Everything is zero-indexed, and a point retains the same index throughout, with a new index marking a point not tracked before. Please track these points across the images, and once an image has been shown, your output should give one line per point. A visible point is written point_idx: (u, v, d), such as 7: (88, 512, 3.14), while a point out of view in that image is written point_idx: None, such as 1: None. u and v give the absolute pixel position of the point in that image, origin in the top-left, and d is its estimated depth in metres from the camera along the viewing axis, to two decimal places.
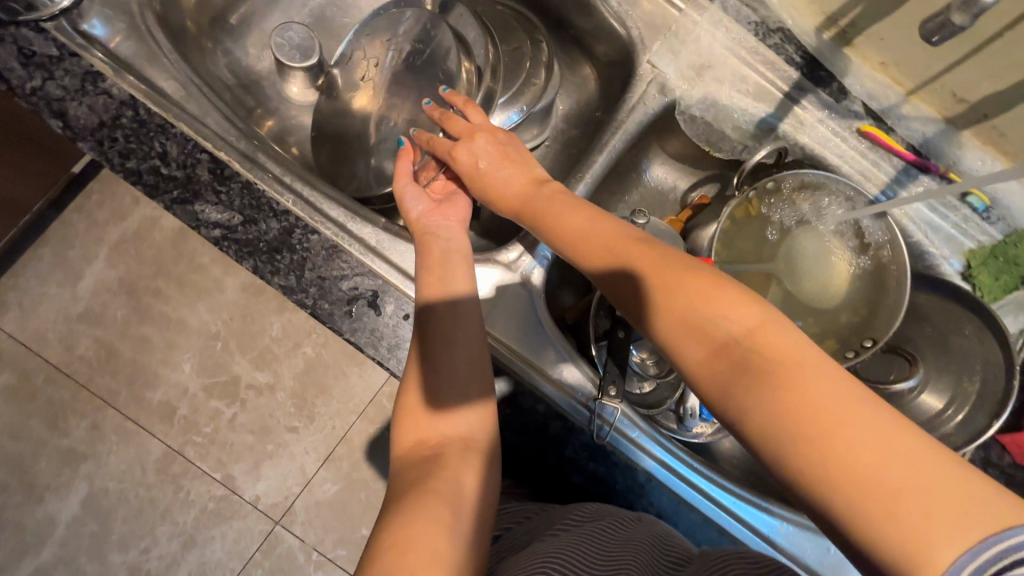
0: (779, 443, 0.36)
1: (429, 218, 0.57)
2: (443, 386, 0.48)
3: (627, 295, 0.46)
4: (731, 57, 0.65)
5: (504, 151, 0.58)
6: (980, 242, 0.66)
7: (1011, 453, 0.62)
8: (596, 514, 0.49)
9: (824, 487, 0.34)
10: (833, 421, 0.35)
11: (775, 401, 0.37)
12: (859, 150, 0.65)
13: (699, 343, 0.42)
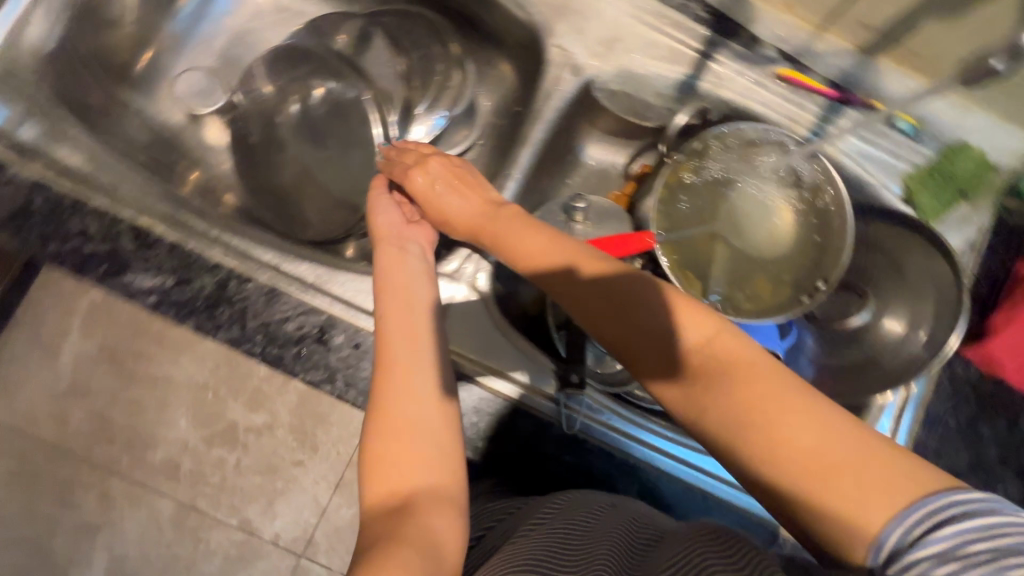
0: (731, 439, 0.37)
1: (392, 243, 0.55)
2: (409, 428, 0.44)
3: (587, 307, 0.45)
4: (636, 25, 0.64)
5: (458, 174, 0.57)
6: (915, 163, 0.66)
7: (976, 364, 0.64)
8: (569, 504, 0.49)
9: (775, 473, 0.35)
10: (778, 417, 0.36)
11: (726, 398, 0.38)
12: (781, 95, 0.65)
13: (652, 348, 0.42)
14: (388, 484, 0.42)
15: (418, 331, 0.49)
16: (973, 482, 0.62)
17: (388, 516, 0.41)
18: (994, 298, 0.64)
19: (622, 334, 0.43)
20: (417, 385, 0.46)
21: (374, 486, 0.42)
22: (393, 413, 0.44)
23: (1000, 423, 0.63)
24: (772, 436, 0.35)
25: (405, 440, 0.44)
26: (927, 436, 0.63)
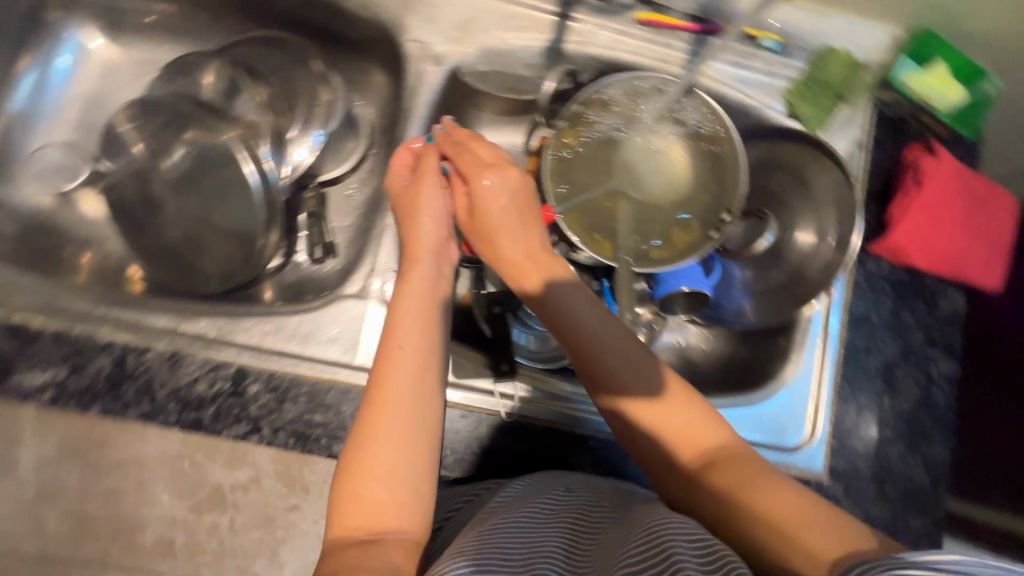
0: (720, 506, 0.43)
1: (426, 267, 0.50)
2: (397, 464, 0.40)
3: (620, 382, 0.47)
4: (486, 1, 0.63)
5: (525, 193, 0.52)
6: (791, 78, 0.67)
7: (885, 258, 0.65)
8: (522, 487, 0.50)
9: (751, 535, 0.41)
10: (763, 490, 0.42)
11: (717, 477, 0.44)
12: (646, 39, 0.65)
13: (664, 434, 0.47)
14: (357, 521, 0.39)
15: (415, 368, 0.43)
16: (906, 369, 0.64)
17: (351, 553, 0.38)
18: (890, 190, 0.66)
19: (642, 412, 0.47)
20: (397, 422, 0.42)
21: (341, 522, 0.40)
22: (371, 447, 0.41)
23: (921, 308, 0.65)
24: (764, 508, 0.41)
25: (382, 479, 0.40)
26: (854, 337, 0.64)
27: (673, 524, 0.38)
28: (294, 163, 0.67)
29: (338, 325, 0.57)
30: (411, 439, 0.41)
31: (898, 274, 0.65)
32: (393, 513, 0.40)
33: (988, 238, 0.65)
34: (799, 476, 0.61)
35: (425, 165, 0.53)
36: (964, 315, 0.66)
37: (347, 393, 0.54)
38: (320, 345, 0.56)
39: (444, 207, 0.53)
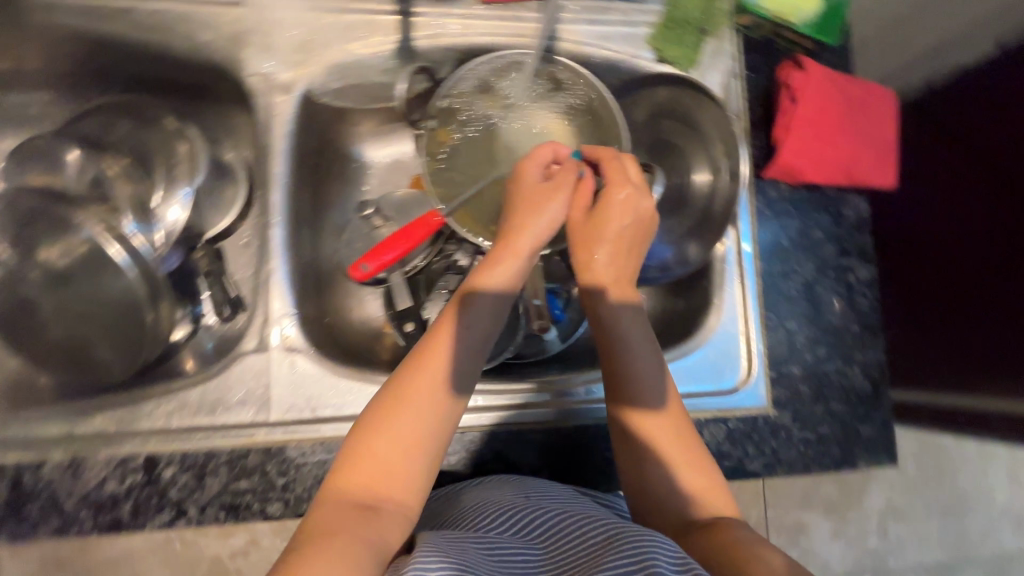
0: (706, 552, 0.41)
1: (520, 265, 0.49)
2: (414, 445, 0.43)
3: (644, 424, 0.50)
4: (319, 16, 0.60)
5: (632, 235, 0.52)
6: (652, 23, 0.66)
7: (783, 180, 0.65)
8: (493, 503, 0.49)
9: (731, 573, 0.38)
10: (754, 551, 0.40)
11: (714, 531, 0.43)
12: (496, 18, 0.63)
13: (668, 490, 0.48)
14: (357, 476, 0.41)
15: (456, 374, 0.45)
16: (825, 284, 0.65)
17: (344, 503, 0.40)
18: (772, 113, 0.65)
19: (651, 452, 0.49)
20: (427, 413, 0.44)
21: (344, 478, 0.41)
22: (393, 416, 0.43)
23: (826, 221, 0.65)
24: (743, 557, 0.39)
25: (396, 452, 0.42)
26: (769, 266, 0.64)
27: (654, 537, 0.38)
28: (167, 226, 0.62)
29: (245, 385, 0.55)
30: (435, 422, 0.44)
31: (799, 194, 0.65)
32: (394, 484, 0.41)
33: (875, 138, 0.65)
34: (744, 417, 0.61)
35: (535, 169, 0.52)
36: (868, 217, 0.66)
37: (268, 453, 0.52)
38: (231, 411, 0.54)
39: (568, 203, 0.51)
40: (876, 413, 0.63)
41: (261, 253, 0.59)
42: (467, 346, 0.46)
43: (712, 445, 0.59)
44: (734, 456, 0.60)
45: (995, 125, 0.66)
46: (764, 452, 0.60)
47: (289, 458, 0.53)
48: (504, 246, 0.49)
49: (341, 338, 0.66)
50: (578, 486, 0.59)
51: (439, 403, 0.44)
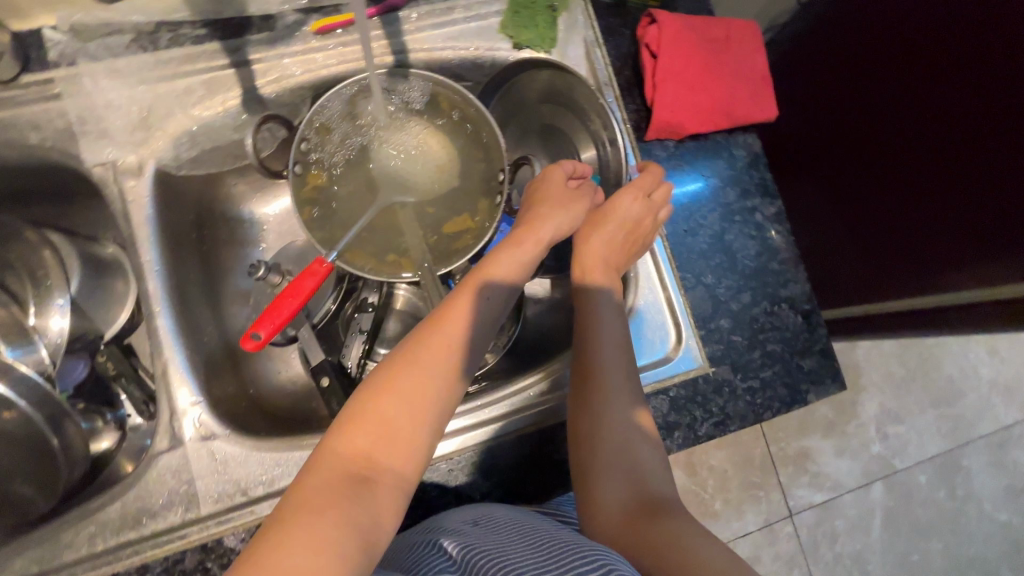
0: (646, 554, 0.41)
1: (523, 253, 0.53)
2: (421, 421, 0.42)
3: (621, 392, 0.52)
4: (150, 88, 0.56)
5: (631, 233, 0.58)
6: (500, 11, 0.63)
7: (667, 138, 0.64)
8: (430, 529, 0.49)
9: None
10: (691, 538, 0.41)
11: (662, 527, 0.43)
12: (334, 46, 0.60)
13: (621, 470, 0.48)
14: (361, 441, 0.40)
15: (462, 356, 0.46)
16: (735, 230, 0.64)
17: (344, 472, 0.39)
18: (640, 74, 0.64)
19: (616, 423, 0.50)
20: (436, 393, 0.43)
21: (349, 439, 0.40)
22: (403, 387, 0.42)
23: (722, 166, 0.65)
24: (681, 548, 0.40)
25: (404, 424, 0.41)
26: (675, 227, 0.63)
27: (589, 552, 0.39)
28: (52, 339, 0.59)
29: (166, 486, 0.52)
30: (442, 399, 0.44)
31: (686, 147, 0.65)
32: (397, 457, 0.41)
33: (747, 73, 0.64)
34: (684, 382, 0.60)
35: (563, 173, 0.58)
36: (762, 152, 0.66)
37: (205, 549, 0.50)
38: (157, 517, 0.51)
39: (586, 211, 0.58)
40: (815, 343, 0.63)
41: (153, 346, 0.56)
42: (474, 331, 0.47)
43: (658, 419, 0.59)
44: (684, 423, 0.59)
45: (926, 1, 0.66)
46: (712, 412, 0.60)
47: (228, 549, 0.51)
48: (524, 227, 0.54)
49: (269, 407, 0.64)
50: (534, 497, 0.57)
51: (445, 388, 0.44)
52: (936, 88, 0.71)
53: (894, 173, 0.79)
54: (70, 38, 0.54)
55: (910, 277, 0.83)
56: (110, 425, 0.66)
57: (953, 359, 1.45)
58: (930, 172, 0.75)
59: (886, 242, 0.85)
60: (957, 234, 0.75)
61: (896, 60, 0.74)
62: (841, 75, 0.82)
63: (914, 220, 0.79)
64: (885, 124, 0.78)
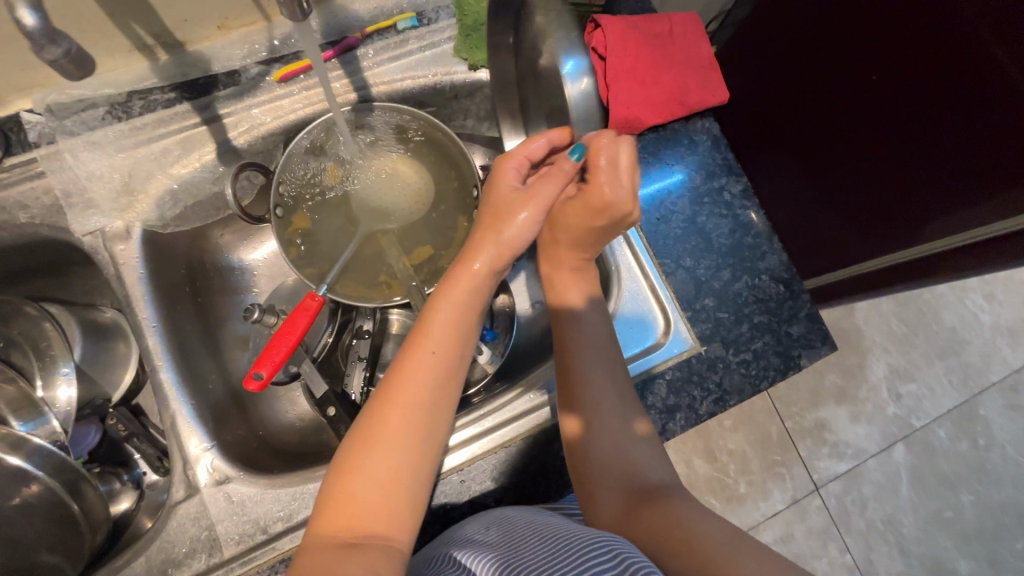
0: (649, 541, 0.44)
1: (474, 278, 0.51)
2: (398, 472, 0.44)
3: (603, 397, 0.53)
4: (129, 154, 0.59)
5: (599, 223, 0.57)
6: (451, 36, 0.66)
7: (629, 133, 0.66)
8: (445, 543, 0.50)
9: (669, 561, 0.41)
10: (693, 521, 0.43)
11: (660, 511, 0.46)
12: (298, 90, 0.62)
13: (617, 466, 0.50)
14: (338, 521, 0.41)
15: (425, 413, 0.46)
16: (706, 211, 0.66)
17: (326, 553, 0.40)
18: None
19: (604, 424, 0.52)
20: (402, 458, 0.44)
21: (333, 513, 0.42)
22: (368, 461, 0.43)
23: (684, 153, 0.67)
24: (685, 535, 0.42)
25: (376, 496, 0.43)
26: (647, 217, 0.65)
27: (596, 544, 0.41)
28: (61, 410, 0.61)
29: (188, 534, 0.53)
30: (416, 445, 0.45)
31: (648, 139, 0.67)
32: (378, 527, 0.42)
33: (696, 61, 0.67)
34: (679, 364, 0.61)
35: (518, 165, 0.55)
36: (721, 134, 0.68)
37: None
38: (183, 566, 0.52)
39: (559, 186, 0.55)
40: (800, 309, 0.64)
41: (160, 400, 0.57)
42: (433, 385, 0.47)
43: (659, 404, 0.60)
44: (684, 404, 0.60)
45: None
46: (710, 389, 0.61)
47: None
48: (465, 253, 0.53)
49: (279, 445, 0.65)
50: (548, 497, 0.58)
51: (414, 434, 0.45)
52: (876, 45, 0.73)
53: (862, 141, 0.81)
54: (47, 118, 0.57)
55: (885, 232, 0.86)
56: (127, 485, 0.68)
57: (952, 310, 1.47)
58: (882, 125, 0.77)
59: (855, 199, 0.87)
60: (917, 184, 0.76)
61: (838, 28, 0.78)
62: (798, 50, 0.85)
63: (886, 178, 0.81)
64: (835, 86, 0.81)
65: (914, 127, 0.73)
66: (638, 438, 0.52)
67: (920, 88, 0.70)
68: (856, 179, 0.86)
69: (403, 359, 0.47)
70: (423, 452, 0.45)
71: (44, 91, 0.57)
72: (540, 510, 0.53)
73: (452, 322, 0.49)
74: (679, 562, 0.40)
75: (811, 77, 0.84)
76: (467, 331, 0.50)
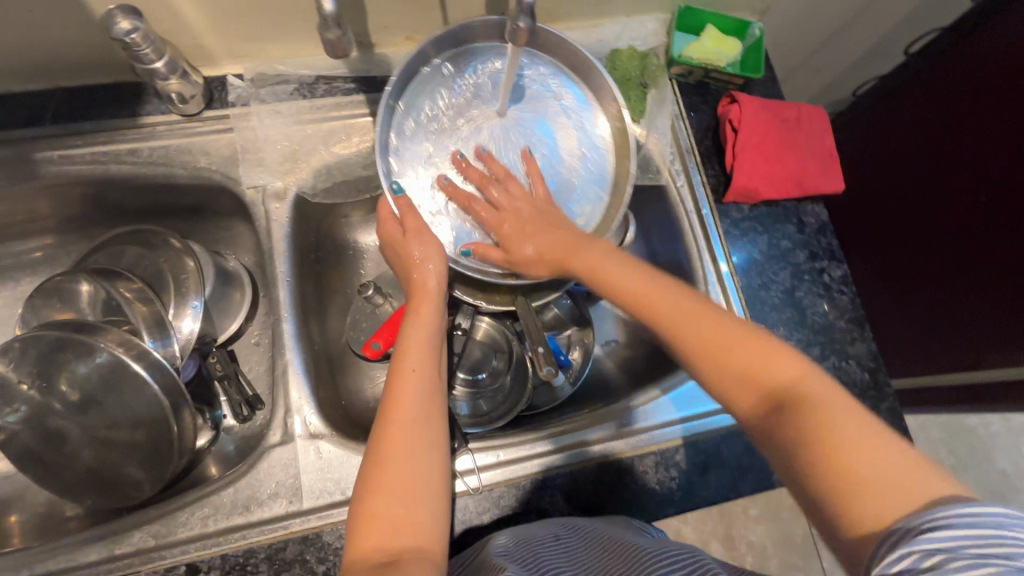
0: (805, 455, 0.36)
1: (434, 304, 0.57)
2: (411, 475, 0.45)
3: (696, 325, 0.45)
4: (302, 127, 0.66)
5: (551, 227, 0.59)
6: None
7: (744, 201, 0.71)
8: (519, 534, 0.51)
9: (823, 479, 0.34)
10: (842, 421, 0.36)
11: (811, 417, 0.37)
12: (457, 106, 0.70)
13: (738, 379, 0.41)
14: (373, 545, 0.41)
15: (419, 428, 0.47)
16: (805, 288, 0.69)
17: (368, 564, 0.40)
18: (720, 145, 0.72)
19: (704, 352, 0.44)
20: (414, 472, 0.45)
21: (369, 528, 0.42)
22: (385, 479, 0.44)
23: (792, 230, 0.71)
24: (819, 411, 0.36)
25: (400, 512, 0.43)
26: (749, 281, 0.68)
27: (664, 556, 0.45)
28: (183, 337, 0.67)
29: (274, 478, 0.56)
30: (422, 450, 0.46)
31: (761, 210, 0.71)
32: (413, 542, 0.42)
33: (817, 150, 0.70)
34: None
35: (400, 204, 0.59)
36: (829, 221, 0.72)
37: (306, 540, 0.54)
38: (264, 505, 0.55)
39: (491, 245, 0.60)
40: (881, 403, 0.65)
41: (276, 347, 0.62)
42: (421, 392, 0.49)
43: (733, 460, 0.62)
44: (756, 467, 0.62)
45: (987, 97, 0.77)
46: None
47: (327, 543, 0.54)
48: (418, 299, 0.57)
49: (358, 417, 0.68)
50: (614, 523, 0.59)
51: (416, 437, 0.47)
52: (958, 164, 0.82)
53: (959, 257, 0.83)
54: (247, 85, 0.66)
55: (946, 344, 0.88)
56: (207, 424, 0.71)
57: (1004, 452, 1.42)
58: (955, 233, 0.83)
59: (931, 313, 0.89)
60: (1010, 308, 0.78)
61: (944, 150, 0.83)
62: (899, 164, 0.91)
63: (979, 299, 0.82)
64: (911, 192, 0.89)
65: (985, 236, 0.80)
66: (729, 366, 0.42)
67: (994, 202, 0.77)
68: (942, 294, 0.87)
69: (388, 388, 0.49)
70: (427, 450, 0.46)
71: (254, 63, 0.65)
72: (610, 519, 0.56)
73: (422, 340, 0.53)
74: (826, 479, 0.34)
75: (901, 188, 0.90)
76: (437, 343, 0.54)
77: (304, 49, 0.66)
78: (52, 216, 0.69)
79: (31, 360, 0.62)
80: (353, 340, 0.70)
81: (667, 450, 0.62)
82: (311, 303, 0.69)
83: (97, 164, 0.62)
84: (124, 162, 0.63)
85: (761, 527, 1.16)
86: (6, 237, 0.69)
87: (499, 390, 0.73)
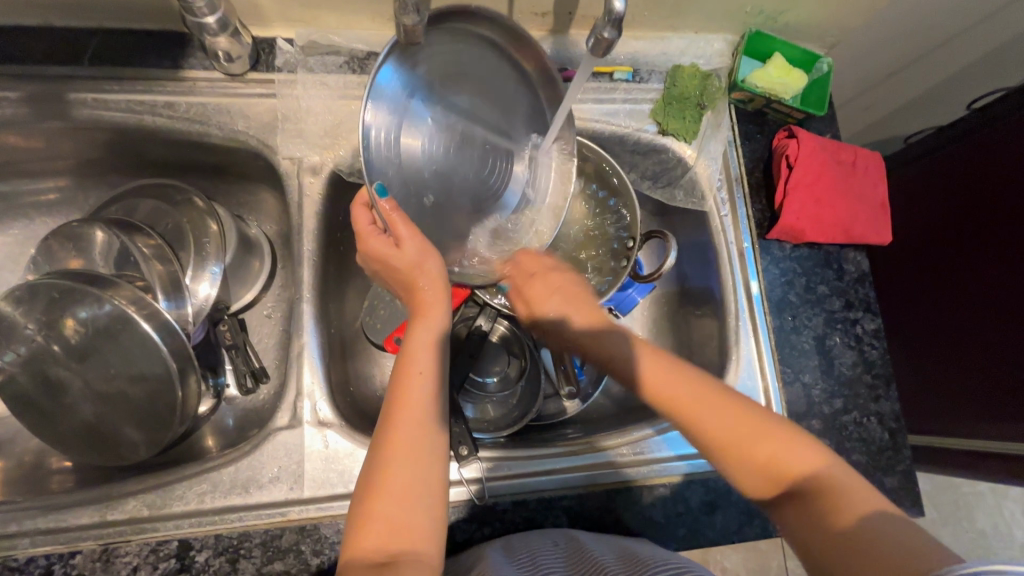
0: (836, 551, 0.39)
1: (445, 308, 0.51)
2: (414, 481, 0.42)
3: (713, 411, 0.47)
4: (347, 102, 0.64)
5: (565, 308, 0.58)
6: (653, 99, 0.70)
7: (786, 240, 0.69)
8: (515, 547, 0.51)
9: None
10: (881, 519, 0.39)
11: (841, 513, 0.40)
12: (587, 97, 0.70)
13: (757, 458, 0.45)
14: (371, 548, 0.39)
15: (422, 432, 0.44)
16: (836, 337, 0.67)
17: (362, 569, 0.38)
18: (770, 178, 0.70)
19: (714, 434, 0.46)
20: (415, 472, 0.42)
21: (361, 535, 0.40)
22: (385, 478, 0.42)
23: (830, 277, 0.69)
24: (836, 498, 0.41)
25: (398, 515, 0.41)
26: (781, 322, 0.67)
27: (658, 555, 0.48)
28: (198, 302, 0.65)
29: (279, 462, 0.55)
30: (426, 456, 0.43)
31: (802, 250, 0.69)
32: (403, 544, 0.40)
33: (869, 198, 0.68)
34: None
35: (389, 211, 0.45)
36: (868, 272, 0.70)
37: (303, 530, 0.53)
38: (264, 489, 0.54)
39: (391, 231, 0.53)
40: (898, 464, 0.64)
41: (294, 326, 0.60)
42: (428, 397, 0.45)
43: (742, 503, 0.61)
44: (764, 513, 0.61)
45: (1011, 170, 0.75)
46: None
47: (324, 536, 0.53)
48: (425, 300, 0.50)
49: (366, 407, 0.66)
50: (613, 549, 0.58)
51: (418, 439, 0.44)
52: (974, 238, 0.81)
53: (966, 327, 0.82)
54: (297, 51, 0.63)
55: (950, 410, 0.85)
56: (209, 391, 0.69)
57: None
58: (978, 306, 0.80)
59: (932, 377, 0.87)
60: (1009, 384, 0.76)
61: (967, 215, 0.81)
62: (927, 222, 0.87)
63: (981, 372, 0.80)
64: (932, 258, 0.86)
65: (989, 310, 0.79)
66: (750, 457, 0.45)
67: (1004, 279, 0.76)
68: (943, 361, 0.85)
69: (394, 384, 0.46)
70: (430, 452, 0.44)
71: (307, 29, 0.63)
72: (607, 536, 0.55)
73: (430, 342, 0.49)
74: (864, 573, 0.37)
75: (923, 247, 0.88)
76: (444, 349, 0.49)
77: (360, 21, 0.63)
78: (73, 156, 0.66)
79: (35, 305, 0.59)
80: (368, 328, 0.69)
81: (677, 484, 0.61)
82: (334, 283, 0.66)
83: (130, 114, 0.60)
84: (159, 115, 0.60)
85: (738, 556, 1.14)
86: (21, 172, 0.67)
87: (510, 396, 0.71)
